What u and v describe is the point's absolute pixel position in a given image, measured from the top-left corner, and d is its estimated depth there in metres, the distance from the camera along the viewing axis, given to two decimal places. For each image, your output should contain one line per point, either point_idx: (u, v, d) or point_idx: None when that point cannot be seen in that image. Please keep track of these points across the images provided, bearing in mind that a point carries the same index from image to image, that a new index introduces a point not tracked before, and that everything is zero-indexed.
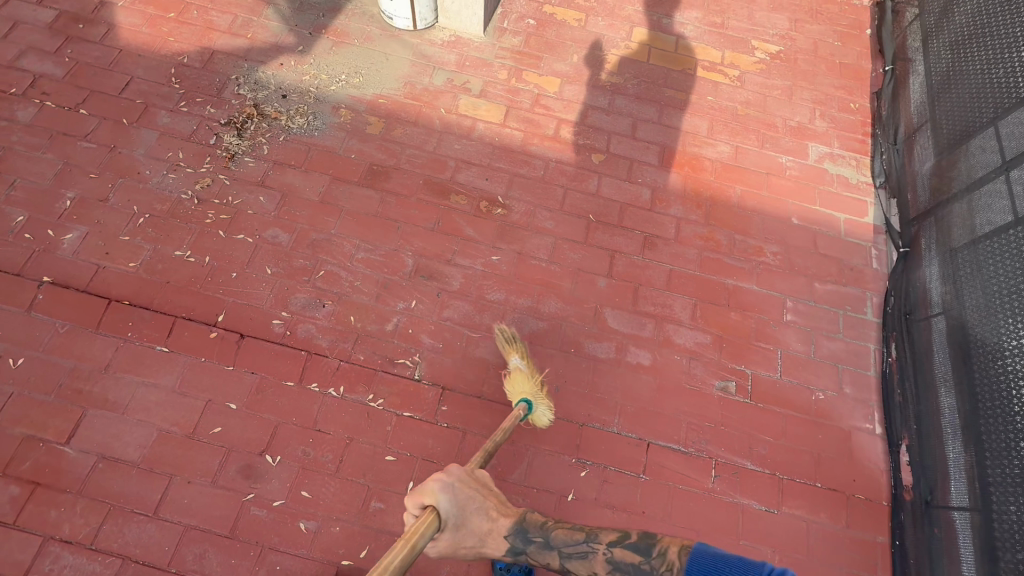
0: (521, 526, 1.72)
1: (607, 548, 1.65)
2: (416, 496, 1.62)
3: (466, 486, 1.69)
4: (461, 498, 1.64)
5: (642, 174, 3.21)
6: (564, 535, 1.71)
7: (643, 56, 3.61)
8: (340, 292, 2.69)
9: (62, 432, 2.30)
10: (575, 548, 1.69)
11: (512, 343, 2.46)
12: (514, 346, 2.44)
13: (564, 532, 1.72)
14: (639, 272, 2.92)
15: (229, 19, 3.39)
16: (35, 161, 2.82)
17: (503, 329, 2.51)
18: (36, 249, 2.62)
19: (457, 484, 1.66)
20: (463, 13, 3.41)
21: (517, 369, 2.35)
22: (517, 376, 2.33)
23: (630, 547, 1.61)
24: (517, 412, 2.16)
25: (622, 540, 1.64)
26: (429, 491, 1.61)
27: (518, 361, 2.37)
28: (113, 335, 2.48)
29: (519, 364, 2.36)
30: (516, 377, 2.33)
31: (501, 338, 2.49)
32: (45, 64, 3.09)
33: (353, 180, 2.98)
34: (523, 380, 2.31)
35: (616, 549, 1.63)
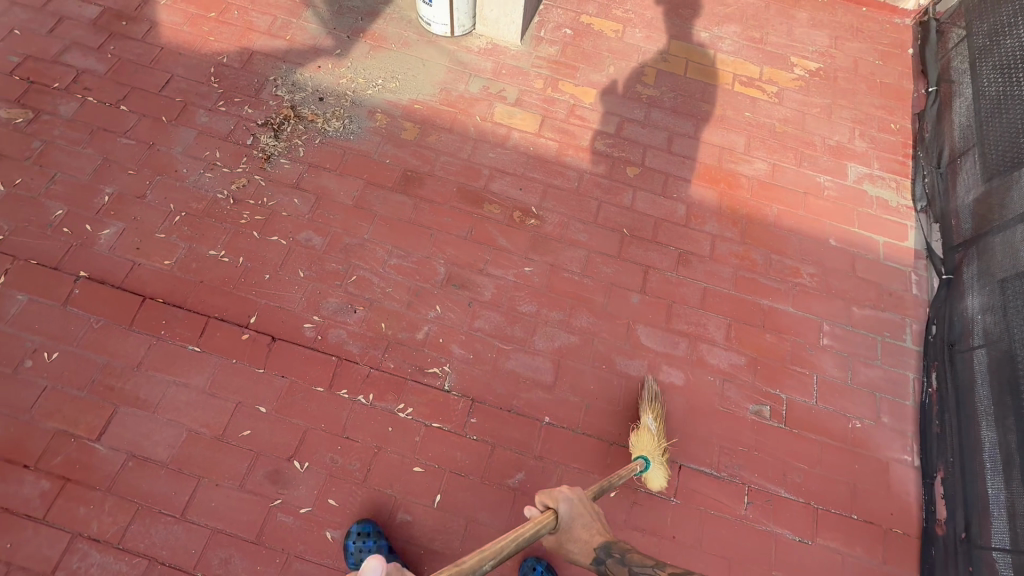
0: (608, 544, 1.79)
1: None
2: (544, 495, 1.82)
3: (584, 506, 1.85)
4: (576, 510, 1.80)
5: (677, 189, 3.17)
6: (639, 558, 1.76)
7: (680, 69, 3.57)
8: (371, 298, 2.67)
9: (93, 428, 2.30)
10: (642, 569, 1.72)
11: (652, 399, 2.47)
12: (654, 404, 2.45)
13: (639, 555, 1.77)
14: (673, 289, 2.87)
15: (269, 20, 3.39)
16: (76, 156, 2.85)
17: (650, 385, 2.53)
18: (73, 244, 2.63)
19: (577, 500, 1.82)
20: (501, 21, 3.39)
21: (647, 427, 2.38)
22: (645, 433, 2.36)
23: None
24: (633, 468, 2.20)
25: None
26: (558, 495, 1.80)
27: (650, 420, 2.40)
28: (147, 333, 2.48)
29: (651, 424, 2.38)
30: (646, 435, 2.37)
31: (647, 392, 2.51)
32: (88, 60, 3.13)
33: (387, 185, 2.96)
34: (650, 441, 2.34)
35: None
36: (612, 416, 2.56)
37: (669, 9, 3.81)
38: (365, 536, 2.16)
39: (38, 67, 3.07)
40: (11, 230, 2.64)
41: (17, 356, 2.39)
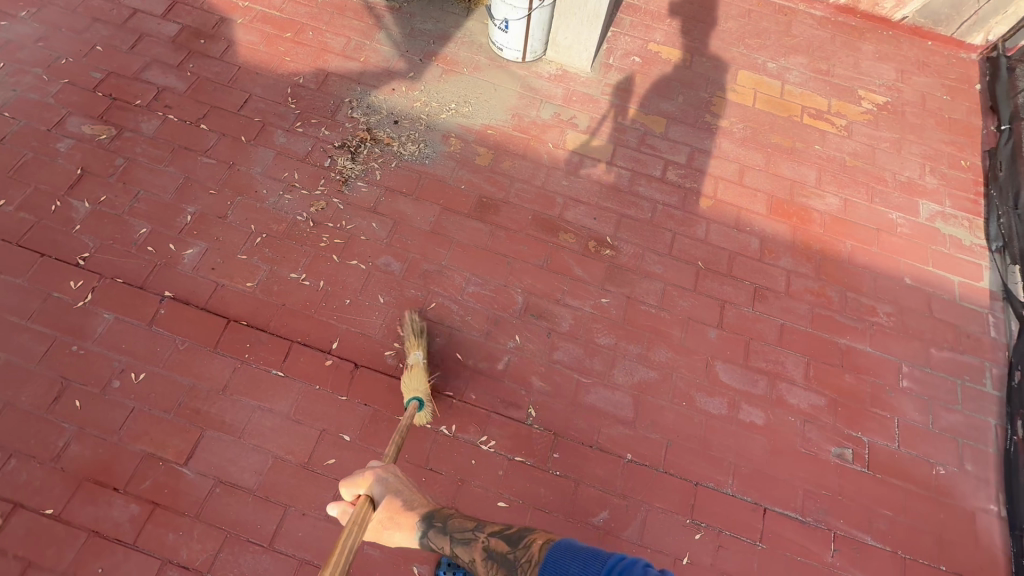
0: (431, 514, 1.81)
1: (488, 536, 1.70)
2: (350, 485, 1.82)
3: (399, 482, 1.87)
4: (392, 484, 1.83)
5: (750, 222, 3.14)
6: (461, 523, 1.77)
7: (749, 100, 3.57)
8: (451, 326, 2.66)
9: (180, 452, 2.28)
10: (462, 534, 1.74)
11: (414, 337, 2.45)
12: (416, 341, 2.43)
13: (461, 519, 1.78)
14: (751, 325, 2.84)
15: (343, 42, 3.42)
16: (158, 174, 2.86)
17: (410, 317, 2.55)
18: (157, 263, 2.64)
19: (390, 478, 1.84)
20: (573, 49, 3.41)
21: (415, 363, 2.37)
22: (415, 370, 2.34)
23: (505, 537, 1.66)
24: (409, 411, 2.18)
25: (503, 531, 1.69)
26: (364, 482, 1.80)
27: (418, 357, 2.39)
28: (232, 356, 2.48)
29: (419, 360, 2.38)
30: (415, 372, 2.34)
31: (407, 326, 2.51)
32: (168, 78, 3.16)
33: (462, 211, 2.96)
34: (420, 376, 2.32)
35: (495, 539, 1.67)
36: (694, 454, 2.52)
37: (735, 39, 3.82)
38: (455, 568, 2.18)
39: (120, 83, 3.09)
40: (96, 247, 2.65)
41: (105, 377, 2.38)
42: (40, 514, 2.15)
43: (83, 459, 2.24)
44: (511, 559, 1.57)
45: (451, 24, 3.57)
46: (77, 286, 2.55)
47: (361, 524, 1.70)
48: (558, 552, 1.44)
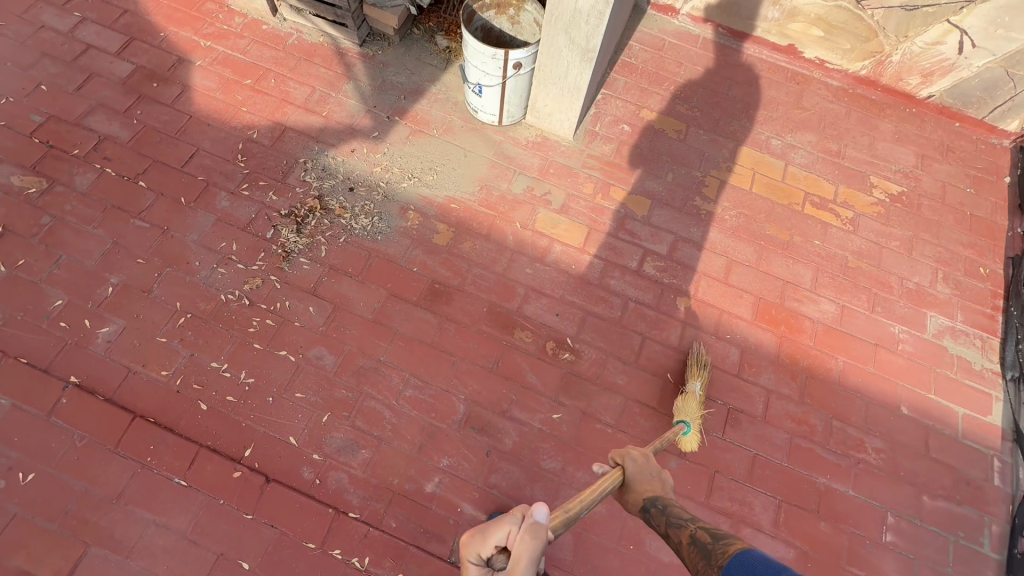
0: (657, 498, 1.67)
1: (700, 526, 1.51)
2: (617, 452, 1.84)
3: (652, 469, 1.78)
4: (644, 468, 1.76)
5: (732, 328, 2.82)
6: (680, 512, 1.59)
7: (744, 182, 3.23)
8: (380, 436, 2.40)
9: (59, 571, 2.08)
10: (678, 519, 1.55)
11: (700, 367, 2.58)
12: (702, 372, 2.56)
13: (681, 508, 1.61)
14: (718, 454, 2.53)
15: (306, 92, 3.16)
16: (85, 237, 2.65)
17: (701, 351, 2.63)
18: (68, 342, 2.43)
19: (644, 461, 1.79)
20: (554, 117, 3.09)
21: (693, 392, 2.49)
22: (692, 398, 2.47)
23: (716, 534, 1.47)
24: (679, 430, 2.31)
25: (715, 530, 1.50)
26: (623, 454, 1.80)
27: (697, 386, 2.51)
28: (132, 458, 2.26)
29: (698, 389, 2.50)
30: (691, 399, 2.47)
31: (693, 357, 2.61)
32: (112, 125, 2.93)
33: (410, 299, 2.69)
34: (695, 405, 2.45)
35: (704, 532, 1.50)
36: None
37: (738, 109, 3.48)
38: None
39: (59, 129, 2.88)
40: (4, 319, 2.44)
41: None
42: None
43: None
44: (709, 548, 1.42)
45: (427, 77, 3.30)
46: None
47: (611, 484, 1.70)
48: (752, 559, 1.29)
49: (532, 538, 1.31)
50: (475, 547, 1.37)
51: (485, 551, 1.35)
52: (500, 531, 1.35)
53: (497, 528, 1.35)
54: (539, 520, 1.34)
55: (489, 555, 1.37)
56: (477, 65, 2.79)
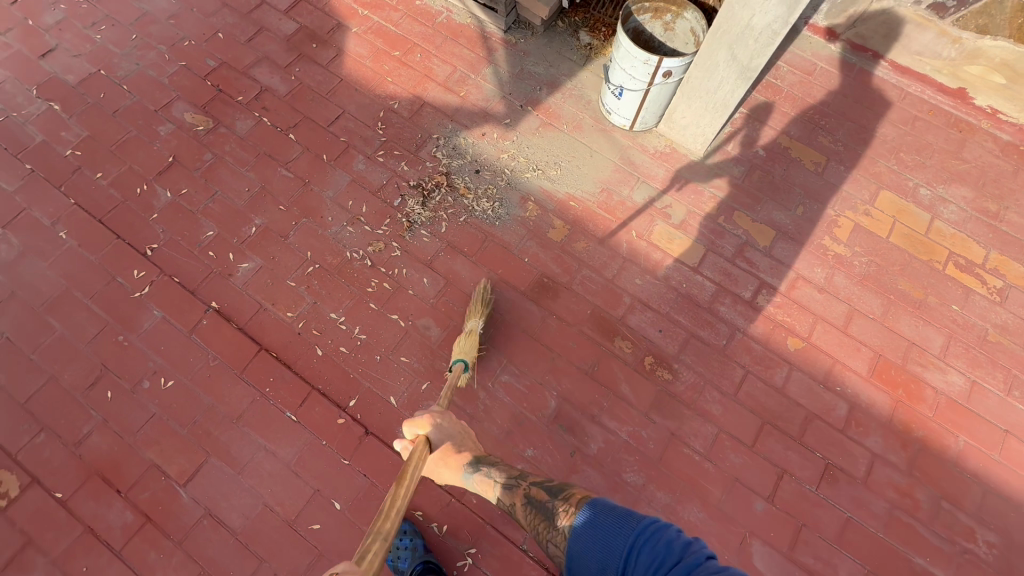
0: (476, 458, 1.77)
1: (530, 484, 1.62)
2: (410, 427, 1.84)
3: (453, 428, 1.89)
4: (446, 429, 1.85)
5: (843, 381, 2.66)
6: (504, 469, 1.72)
7: (882, 229, 3.01)
8: (473, 414, 2.49)
9: (183, 472, 2.32)
10: (504, 479, 1.68)
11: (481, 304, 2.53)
12: (480, 309, 2.49)
13: (503, 465, 1.74)
14: (808, 507, 2.42)
15: (448, 71, 3.26)
16: (238, 178, 2.90)
17: (484, 290, 2.57)
18: (214, 270, 2.68)
19: (444, 425, 1.86)
20: (689, 129, 3.00)
21: (473, 330, 2.42)
22: (472, 337, 2.39)
23: (545, 488, 1.57)
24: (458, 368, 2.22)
25: (543, 481, 1.60)
26: (424, 424, 1.82)
27: (475, 324, 2.44)
28: (253, 386, 2.47)
29: (477, 329, 2.44)
30: (470, 337, 2.39)
31: (477, 296, 2.53)
32: (273, 78, 3.16)
33: (519, 288, 2.75)
34: (473, 343, 2.37)
35: (535, 488, 1.59)
36: None
37: (886, 149, 3.23)
38: None
39: (229, 76, 3.14)
40: (165, 240, 2.73)
41: (139, 374, 2.46)
42: (50, 495, 2.26)
43: (99, 452, 2.33)
44: (549, 508, 1.49)
45: (564, 72, 3.30)
46: (139, 276, 2.64)
47: (423, 462, 1.76)
48: (599, 509, 1.34)
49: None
50: None
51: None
52: None
53: None
54: None
55: None
56: (625, 68, 2.75)
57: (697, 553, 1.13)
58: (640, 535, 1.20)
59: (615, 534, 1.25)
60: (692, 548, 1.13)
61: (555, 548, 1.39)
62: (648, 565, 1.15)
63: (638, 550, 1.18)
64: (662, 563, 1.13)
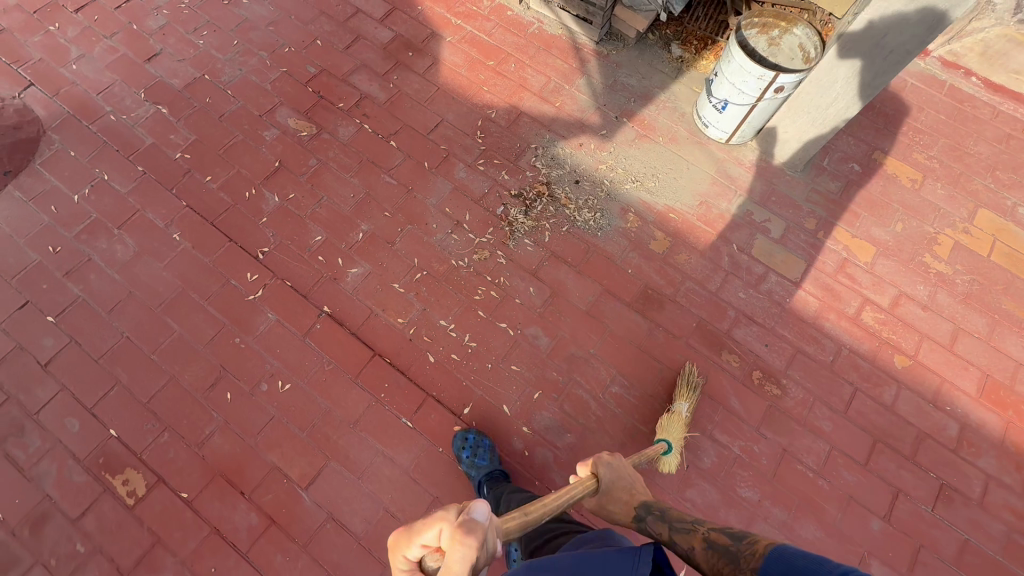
0: (649, 503, 1.65)
1: (708, 530, 1.43)
2: (581, 462, 1.81)
3: (622, 471, 1.80)
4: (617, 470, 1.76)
5: (952, 400, 2.64)
6: (680, 517, 1.56)
7: (982, 248, 3.00)
8: (585, 425, 2.50)
9: (304, 476, 2.34)
10: (681, 525, 1.51)
11: (689, 385, 2.50)
12: (688, 391, 2.47)
13: (680, 512, 1.57)
14: (925, 528, 2.40)
15: (542, 81, 3.29)
16: (343, 183, 2.93)
17: (692, 371, 2.54)
18: (324, 275, 2.71)
19: (615, 464, 1.79)
20: (790, 143, 3.00)
21: (679, 413, 2.41)
22: (677, 419, 2.39)
23: (727, 532, 1.37)
24: (659, 449, 2.23)
25: (724, 527, 1.41)
26: (595, 460, 1.78)
27: (684, 406, 2.42)
28: (369, 391, 2.49)
29: (685, 411, 2.41)
30: (676, 419, 2.39)
31: (685, 378, 2.51)
32: (372, 85, 3.21)
33: (624, 299, 2.75)
34: (680, 426, 2.37)
35: (715, 532, 1.41)
36: None
37: (982, 167, 3.21)
38: None
39: (329, 83, 3.19)
40: (275, 244, 2.76)
41: (257, 377, 2.49)
42: (176, 495, 2.29)
43: (222, 453, 2.36)
44: (733, 551, 1.29)
45: (657, 84, 3.32)
46: (252, 279, 2.67)
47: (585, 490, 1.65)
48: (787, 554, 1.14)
49: (468, 536, 0.98)
50: (402, 552, 1.02)
51: (412, 555, 1.02)
52: (429, 526, 1.00)
53: (428, 523, 1.01)
54: (478, 518, 1.05)
55: (420, 557, 1.03)
56: (734, 82, 2.77)
57: None
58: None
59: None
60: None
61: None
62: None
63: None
64: None
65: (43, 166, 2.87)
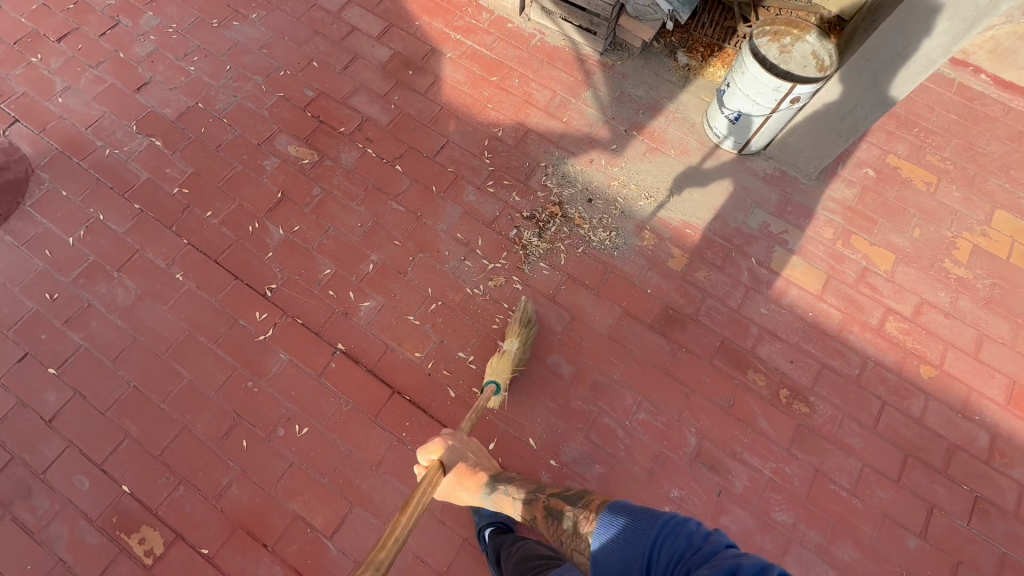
0: (494, 477, 1.88)
1: (548, 497, 1.68)
2: (423, 454, 1.90)
3: (464, 446, 1.94)
4: (459, 451, 1.91)
5: (981, 410, 2.61)
6: (521, 486, 1.80)
7: (1001, 250, 2.96)
8: (613, 454, 2.44)
9: (328, 524, 2.26)
10: (525, 496, 1.75)
11: (520, 324, 2.48)
12: (518, 331, 2.45)
13: (521, 482, 1.81)
14: (962, 544, 2.37)
15: (548, 96, 3.21)
16: (349, 213, 2.83)
17: (525, 309, 2.52)
18: (336, 310, 2.62)
19: (456, 446, 1.91)
20: (805, 152, 2.95)
21: (509, 352, 2.38)
22: (505, 359, 2.36)
23: (563, 497, 1.62)
24: (484, 396, 2.22)
25: (560, 492, 1.67)
26: (436, 449, 1.89)
27: (513, 346, 2.39)
28: (390, 431, 2.41)
29: (513, 350, 2.39)
30: (503, 359, 2.36)
31: (517, 316, 2.49)
32: (373, 107, 3.10)
33: (645, 320, 2.69)
34: (506, 365, 2.35)
35: (553, 498, 1.65)
36: None
37: (996, 167, 3.18)
38: None
39: (328, 106, 3.08)
40: (283, 280, 2.66)
41: (273, 422, 2.40)
42: (196, 551, 2.20)
43: (241, 504, 2.27)
44: (568, 516, 1.53)
45: (665, 94, 3.24)
46: (262, 319, 2.58)
47: (433, 485, 1.83)
48: (619, 513, 1.34)
49: None
50: None
51: None
52: None
53: None
54: None
55: None
56: (749, 94, 2.70)
57: (716, 542, 1.13)
58: (662, 530, 1.21)
59: (636, 532, 1.26)
60: (711, 539, 1.14)
61: (581, 552, 1.42)
62: (671, 558, 1.16)
63: (660, 544, 1.19)
64: (683, 554, 1.14)
65: (35, 208, 2.74)
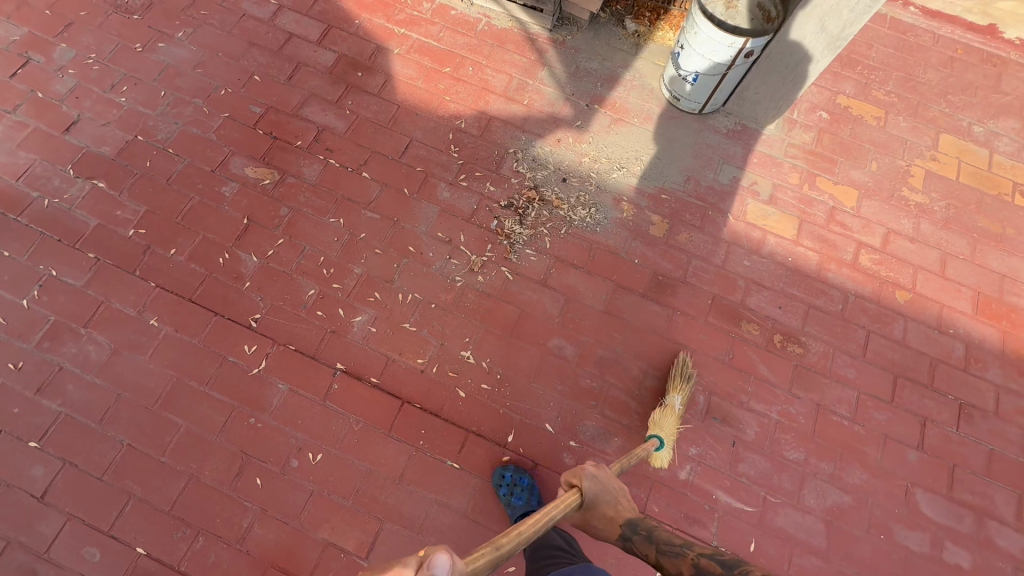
0: (636, 521, 1.67)
1: (699, 556, 1.51)
2: (569, 473, 1.75)
3: (608, 482, 1.77)
4: (602, 483, 1.74)
5: (954, 323, 2.79)
6: (668, 537, 1.62)
7: (951, 172, 3.14)
8: (629, 424, 2.49)
9: (362, 545, 2.23)
10: (671, 547, 1.57)
11: (682, 379, 2.47)
12: (681, 385, 2.44)
13: (669, 534, 1.63)
14: (955, 448, 2.55)
15: (504, 80, 3.15)
16: (323, 228, 2.73)
17: (684, 362, 2.51)
18: (328, 330, 2.54)
19: (601, 476, 1.75)
20: (763, 103, 3.01)
21: (673, 406, 2.38)
22: (670, 413, 2.36)
23: (721, 561, 1.45)
24: (649, 445, 2.22)
25: (714, 554, 1.50)
26: (582, 473, 1.72)
27: (677, 399, 2.39)
28: (407, 442, 2.38)
29: (678, 404, 2.39)
30: (669, 413, 2.37)
31: (677, 370, 2.49)
32: (328, 116, 2.98)
33: (637, 290, 2.73)
34: (672, 420, 2.35)
35: (706, 560, 1.48)
36: None
37: (935, 93, 3.35)
38: None
39: (279, 120, 2.94)
40: (267, 308, 2.56)
41: (284, 454, 2.33)
42: None
43: (268, 542, 2.21)
44: None
45: (620, 63, 3.24)
46: (252, 352, 2.47)
47: (568, 508, 1.62)
48: None
49: None
50: None
51: None
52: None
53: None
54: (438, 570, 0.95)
55: None
56: (704, 53, 2.73)
57: None
58: None
59: None
60: None
61: None
62: None
63: None
64: None
65: None
